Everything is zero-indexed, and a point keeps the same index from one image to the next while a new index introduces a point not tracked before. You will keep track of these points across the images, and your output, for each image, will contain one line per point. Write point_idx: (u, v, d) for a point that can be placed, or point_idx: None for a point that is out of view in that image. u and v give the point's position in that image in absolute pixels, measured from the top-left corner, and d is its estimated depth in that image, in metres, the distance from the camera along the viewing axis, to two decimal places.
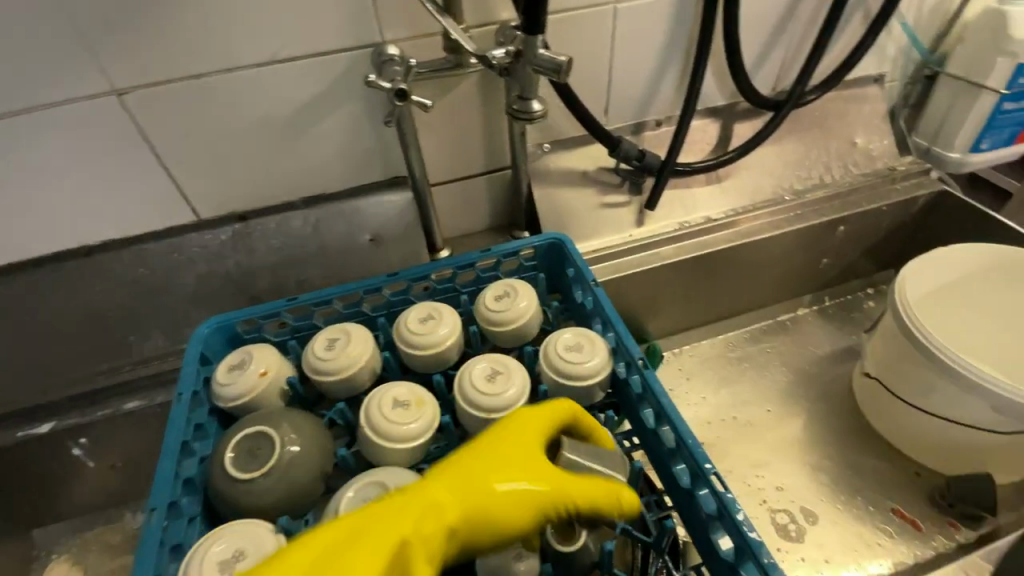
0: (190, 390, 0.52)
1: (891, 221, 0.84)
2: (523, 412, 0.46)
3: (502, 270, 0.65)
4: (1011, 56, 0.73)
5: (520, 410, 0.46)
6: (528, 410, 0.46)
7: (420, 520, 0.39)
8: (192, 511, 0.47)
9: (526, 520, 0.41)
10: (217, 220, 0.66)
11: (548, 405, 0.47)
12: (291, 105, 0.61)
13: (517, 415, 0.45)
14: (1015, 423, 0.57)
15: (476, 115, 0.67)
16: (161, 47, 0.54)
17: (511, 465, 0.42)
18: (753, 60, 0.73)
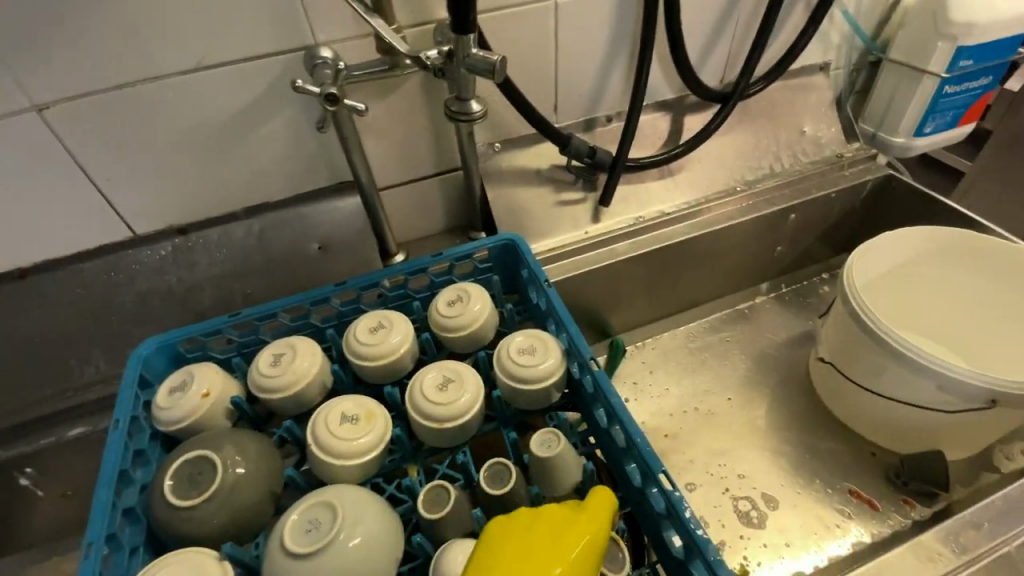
0: (127, 415, 0.50)
1: (841, 207, 0.86)
2: (584, 520, 0.40)
3: (456, 274, 0.64)
4: (950, 40, 0.74)
5: (581, 518, 0.40)
6: (589, 516, 0.40)
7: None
8: (134, 543, 0.45)
9: None
10: (155, 236, 0.64)
11: (605, 503, 0.41)
12: (224, 112, 0.58)
13: (582, 527, 0.39)
14: (960, 402, 0.59)
15: (421, 117, 0.65)
16: (81, 57, 0.51)
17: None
18: (699, 52, 0.73)
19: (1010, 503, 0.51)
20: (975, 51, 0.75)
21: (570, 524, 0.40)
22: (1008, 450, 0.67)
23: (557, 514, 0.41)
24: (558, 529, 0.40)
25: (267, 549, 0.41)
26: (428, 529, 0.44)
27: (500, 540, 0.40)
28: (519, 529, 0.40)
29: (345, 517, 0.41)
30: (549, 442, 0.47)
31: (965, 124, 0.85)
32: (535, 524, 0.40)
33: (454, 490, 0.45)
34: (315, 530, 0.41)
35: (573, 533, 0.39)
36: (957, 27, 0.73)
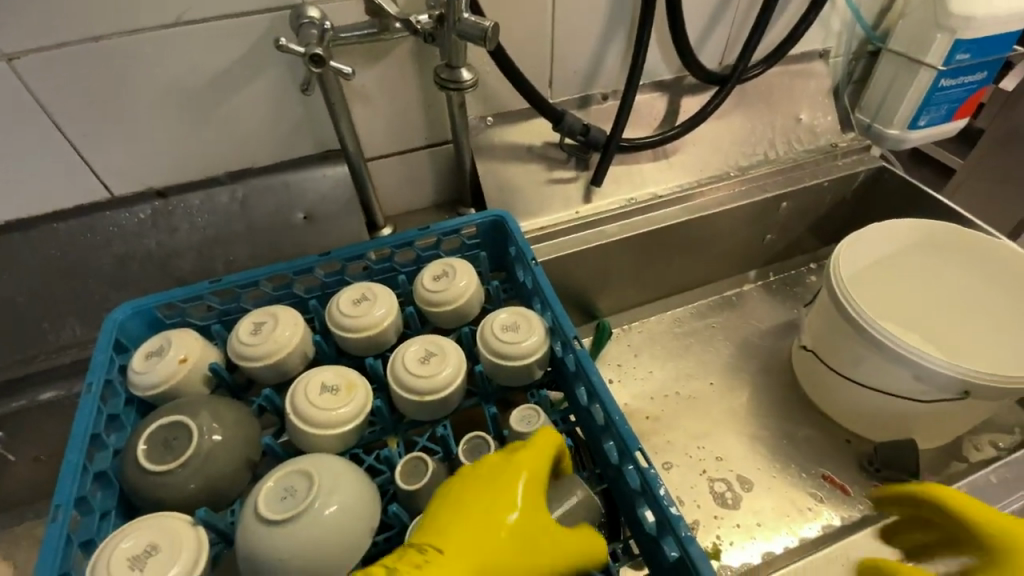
0: (100, 379, 0.49)
1: (833, 197, 0.86)
2: (520, 458, 0.42)
3: (443, 249, 0.63)
4: (948, 32, 0.74)
5: (521, 455, 0.42)
6: (524, 454, 0.42)
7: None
8: (107, 506, 0.44)
9: None
10: (135, 197, 0.62)
11: (543, 439, 0.44)
12: (206, 71, 0.56)
13: (520, 463, 0.42)
14: (935, 392, 0.60)
15: (412, 86, 0.64)
16: (50, 5, 0.49)
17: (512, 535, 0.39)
18: (700, 31, 0.71)
19: (976, 489, 0.53)
20: (973, 45, 0.74)
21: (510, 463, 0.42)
22: (976, 440, 0.69)
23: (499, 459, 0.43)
24: (495, 470, 0.42)
25: (242, 515, 0.41)
26: (404, 500, 0.45)
27: (444, 489, 0.42)
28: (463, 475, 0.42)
29: (321, 486, 0.41)
30: (529, 418, 0.48)
31: (959, 119, 0.85)
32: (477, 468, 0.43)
33: (432, 463, 0.45)
34: (290, 498, 0.40)
35: (509, 472, 0.41)
36: (958, 19, 0.72)
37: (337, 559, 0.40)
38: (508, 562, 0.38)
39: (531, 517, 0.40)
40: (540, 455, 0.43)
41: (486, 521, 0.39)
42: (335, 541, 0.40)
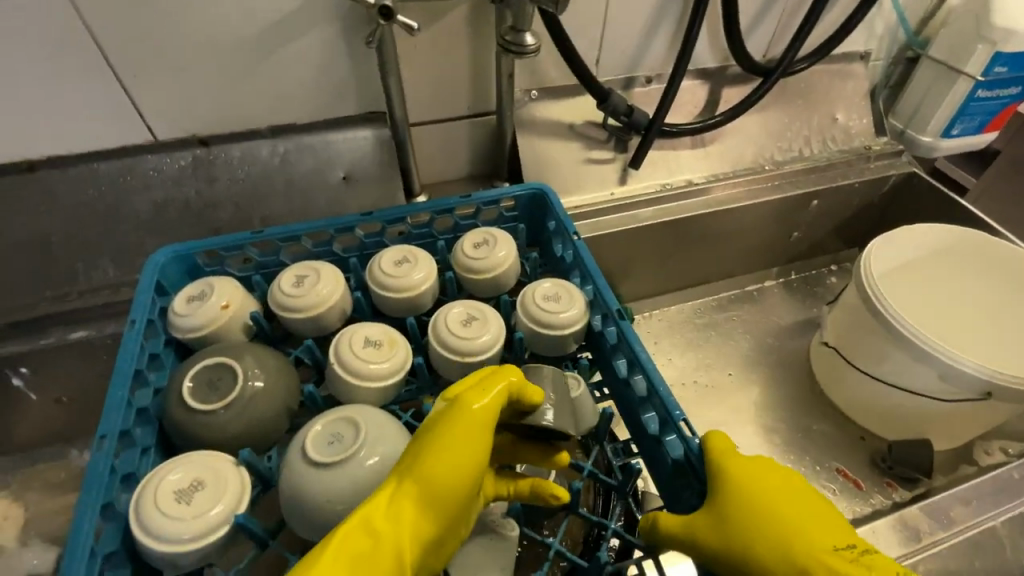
0: (143, 318, 0.49)
1: (862, 199, 0.87)
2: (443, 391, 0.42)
3: (481, 220, 0.63)
4: (988, 44, 0.74)
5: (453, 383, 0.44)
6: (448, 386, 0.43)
7: (373, 511, 0.35)
8: (147, 443, 0.44)
9: (458, 448, 0.37)
10: (177, 144, 0.62)
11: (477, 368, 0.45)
12: (261, 18, 0.56)
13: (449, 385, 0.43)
14: (958, 392, 0.60)
15: (463, 52, 0.64)
16: None
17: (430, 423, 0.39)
18: (749, 21, 0.71)
19: (995, 485, 0.54)
20: (1012, 59, 0.75)
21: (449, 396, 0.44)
22: (987, 446, 0.70)
23: None
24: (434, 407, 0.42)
25: (288, 457, 0.41)
26: None
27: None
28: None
29: (367, 435, 0.42)
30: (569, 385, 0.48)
31: (989, 132, 0.85)
32: None
33: None
34: (337, 443, 0.41)
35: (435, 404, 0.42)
36: (999, 30, 0.72)
37: None
38: (431, 457, 0.37)
39: (439, 417, 0.39)
40: (469, 377, 0.43)
41: (414, 442, 0.39)
42: None
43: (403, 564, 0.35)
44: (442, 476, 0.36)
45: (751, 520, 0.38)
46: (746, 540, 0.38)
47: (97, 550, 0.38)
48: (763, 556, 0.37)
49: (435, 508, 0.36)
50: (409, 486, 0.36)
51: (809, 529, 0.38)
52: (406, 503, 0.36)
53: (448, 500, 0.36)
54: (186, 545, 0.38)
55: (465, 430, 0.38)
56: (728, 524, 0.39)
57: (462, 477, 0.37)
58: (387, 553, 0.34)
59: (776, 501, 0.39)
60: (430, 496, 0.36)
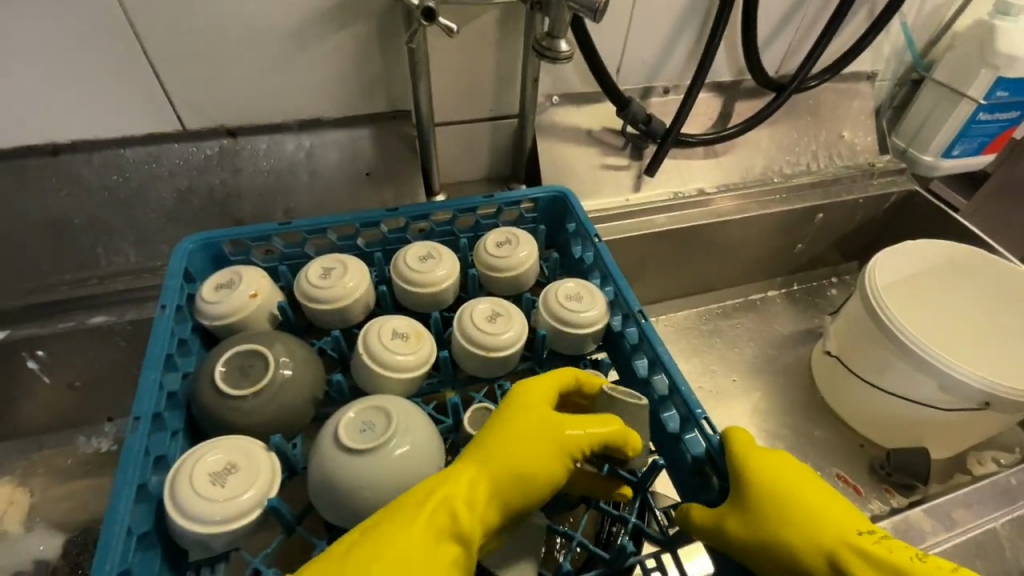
0: (173, 304, 0.50)
1: (864, 214, 0.89)
2: (527, 386, 0.45)
3: (501, 219, 0.65)
4: (991, 68, 0.77)
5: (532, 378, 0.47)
6: (531, 382, 0.45)
7: (456, 493, 0.38)
8: (175, 426, 0.45)
9: (547, 461, 0.41)
10: (203, 133, 0.62)
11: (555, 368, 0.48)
12: (297, 13, 0.57)
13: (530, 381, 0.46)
14: (957, 402, 0.63)
15: (490, 56, 0.65)
16: None
17: (520, 424, 0.42)
18: (765, 37, 0.74)
19: (993, 491, 0.56)
20: (1013, 83, 0.78)
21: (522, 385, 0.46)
22: (980, 455, 0.73)
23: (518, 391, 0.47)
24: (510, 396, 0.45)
25: (320, 440, 0.42)
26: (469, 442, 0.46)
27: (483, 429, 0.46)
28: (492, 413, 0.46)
29: (397, 425, 0.42)
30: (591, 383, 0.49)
31: (988, 154, 0.88)
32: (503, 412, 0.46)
33: None
34: (370, 431, 0.42)
35: (518, 397, 0.44)
36: (1003, 56, 0.75)
37: None
38: (520, 462, 0.40)
39: (532, 425, 0.42)
40: (551, 382, 0.46)
41: (495, 434, 0.42)
42: (408, 478, 0.41)
43: (469, 548, 0.38)
44: (523, 483, 0.40)
45: (780, 513, 0.41)
46: (776, 531, 0.41)
47: (132, 529, 0.38)
48: (794, 545, 0.40)
49: (505, 506, 0.40)
50: (491, 482, 0.40)
51: (829, 516, 0.41)
52: (483, 493, 0.39)
53: (518, 502, 0.41)
54: (219, 527, 0.38)
55: (555, 448, 0.41)
56: (760, 521, 0.41)
57: (540, 488, 0.41)
58: (461, 534, 0.38)
59: (797, 492, 0.42)
60: (505, 495, 0.40)
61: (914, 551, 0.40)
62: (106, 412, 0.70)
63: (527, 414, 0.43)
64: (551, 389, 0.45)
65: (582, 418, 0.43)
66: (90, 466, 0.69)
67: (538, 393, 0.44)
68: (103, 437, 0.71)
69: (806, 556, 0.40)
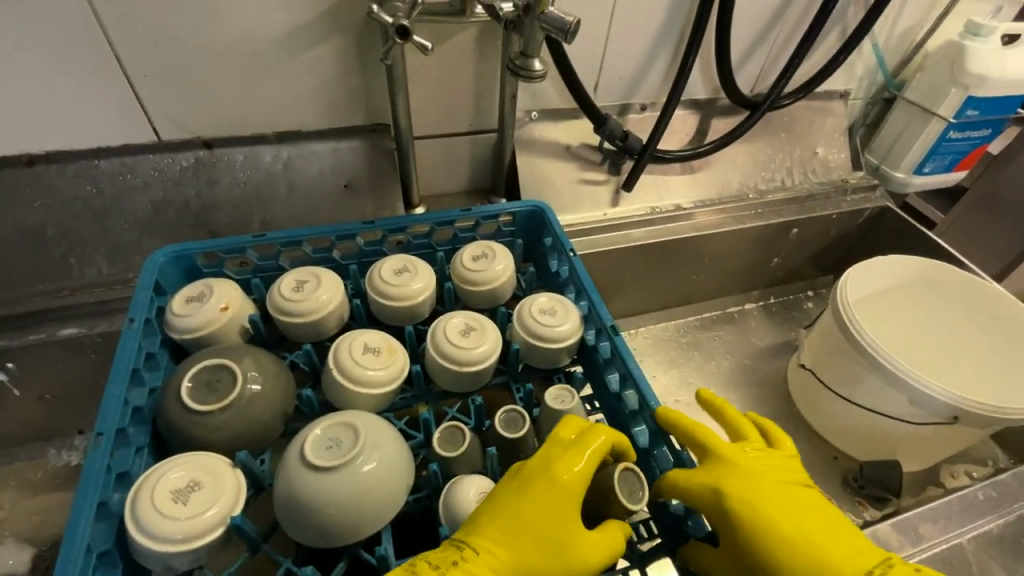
0: (142, 317, 0.49)
1: (839, 229, 0.91)
2: (563, 460, 0.41)
3: (479, 233, 0.65)
4: (961, 88, 0.79)
5: (564, 461, 0.41)
6: (567, 456, 0.41)
7: None
8: (140, 442, 0.44)
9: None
10: (180, 145, 0.62)
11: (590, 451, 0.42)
12: (276, 28, 0.57)
13: (563, 469, 0.40)
14: (927, 416, 0.64)
15: (469, 72, 0.66)
16: None
17: (546, 540, 0.39)
18: (740, 56, 0.75)
19: (963, 504, 0.57)
20: (982, 103, 0.80)
21: (553, 467, 0.41)
22: (953, 468, 0.74)
23: (540, 461, 0.41)
24: (540, 466, 0.41)
25: (286, 458, 0.42)
26: (442, 460, 0.45)
27: (494, 489, 0.42)
28: (512, 474, 0.42)
29: (365, 441, 0.42)
30: (562, 397, 0.49)
31: (958, 171, 0.91)
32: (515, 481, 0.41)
33: (469, 433, 0.46)
34: (336, 447, 0.41)
35: (552, 474, 0.40)
36: (972, 76, 0.77)
37: (374, 513, 0.41)
38: None
39: (558, 538, 0.39)
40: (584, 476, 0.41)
41: (518, 547, 0.38)
42: (375, 496, 0.41)
43: None
44: None
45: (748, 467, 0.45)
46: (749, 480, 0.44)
47: (92, 547, 0.38)
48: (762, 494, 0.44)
49: None
50: None
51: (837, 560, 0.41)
52: None
53: None
54: (181, 545, 0.38)
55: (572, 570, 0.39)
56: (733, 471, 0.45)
57: None
58: None
59: (799, 530, 0.42)
60: None
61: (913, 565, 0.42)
62: (77, 425, 0.69)
63: (555, 526, 0.39)
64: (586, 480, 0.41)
65: (609, 539, 0.40)
66: (60, 480, 0.68)
67: (570, 499, 0.40)
68: (74, 450, 0.70)
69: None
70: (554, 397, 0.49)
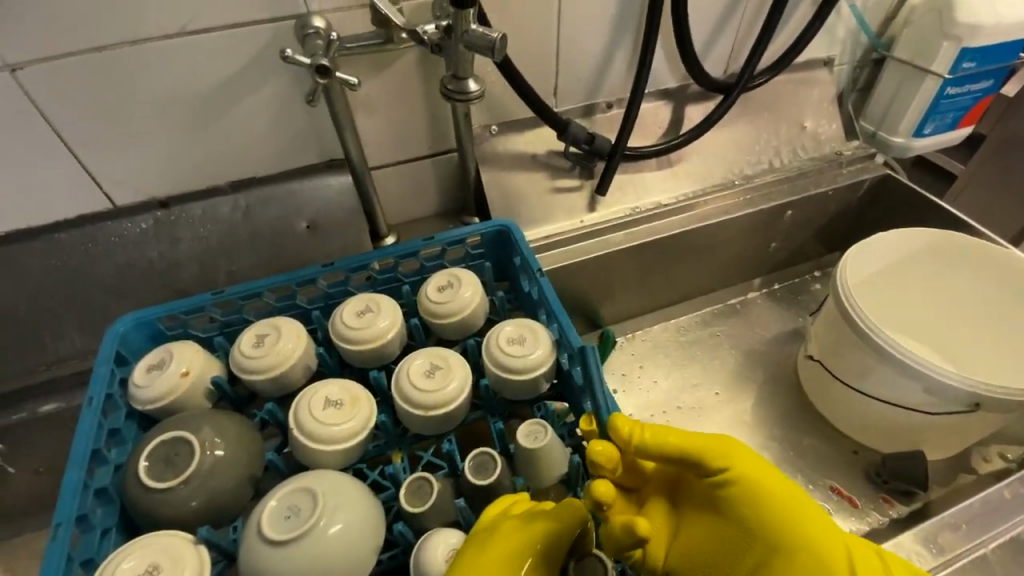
0: (101, 394, 0.48)
1: (837, 205, 0.86)
2: (538, 529, 0.37)
3: (447, 259, 0.63)
4: (954, 40, 0.72)
5: (536, 528, 0.37)
6: (546, 524, 0.37)
7: None
8: (107, 524, 0.44)
9: None
10: (136, 207, 0.61)
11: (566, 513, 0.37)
12: (209, 79, 0.56)
13: (536, 536, 0.37)
14: (945, 404, 0.59)
15: (418, 93, 0.63)
16: (42, 19, 0.48)
17: None
18: (704, 40, 0.71)
19: (989, 505, 0.52)
20: (978, 53, 0.73)
21: (525, 535, 0.37)
22: (986, 452, 0.69)
23: (514, 528, 0.38)
24: (511, 539, 0.37)
25: (245, 533, 0.40)
26: (409, 517, 0.42)
27: (461, 550, 0.39)
28: (478, 538, 0.38)
29: (325, 503, 0.40)
30: (536, 434, 0.45)
31: (964, 127, 0.84)
32: (486, 550, 0.37)
33: (437, 482, 0.43)
34: (294, 517, 0.40)
35: (527, 542, 0.37)
36: (964, 26, 0.71)
37: None
38: None
39: None
40: (555, 540, 0.37)
41: None
42: (334, 563, 0.39)
43: None
44: None
45: (751, 536, 0.37)
46: (763, 529, 0.37)
47: None
48: (770, 528, 0.37)
49: None
50: None
51: (800, 494, 0.38)
52: None
53: None
54: None
55: None
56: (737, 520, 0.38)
57: None
58: None
59: (797, 527, 0.37)
60: None
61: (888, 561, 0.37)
62: None
63: None
64: (565, 544, 0.38)
65: None
66: None
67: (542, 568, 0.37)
68: None
69: (729, 508, 0.38)
70: (527, 433, 0.46)
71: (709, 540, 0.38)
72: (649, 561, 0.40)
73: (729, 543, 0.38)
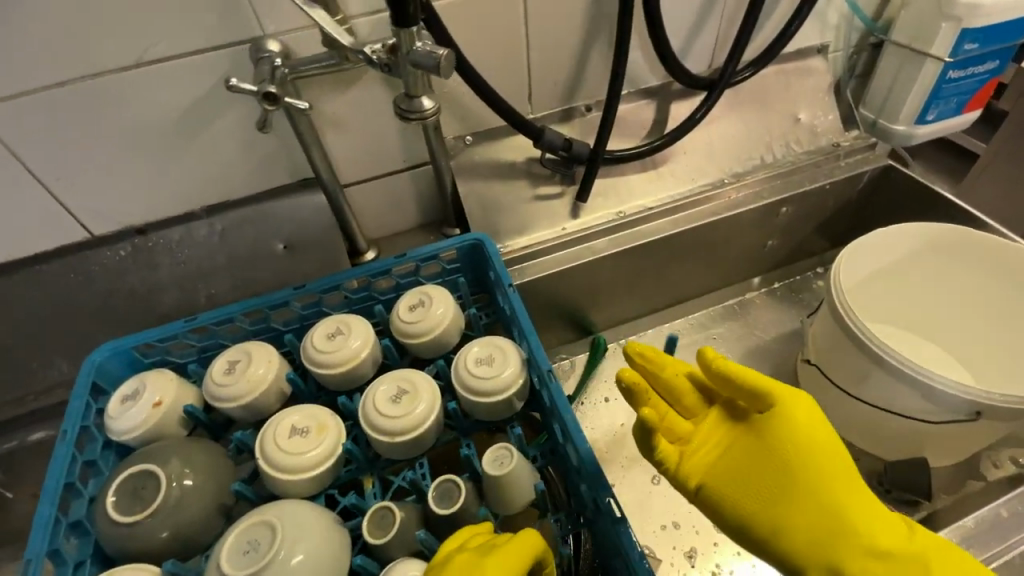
0: (76, 427, 0.49)
1: (837, 199, 0.82)
2: (488, 562, 0.36)
3: (422, 275, 0.62)
4: (953, 21, 0.68)
5: (486, 561, 0.37)
6: (496, 557, 0.37)
7: None
8: (81, 557, 0.45)
9: None
10: (114, 236, 0.62)
11: (519, 543, 0.38)
12: (173, 108, 0.56)
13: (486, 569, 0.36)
14: (945, 413, 0.56)
15: (387, 108, 0.62)
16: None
17: None
18: (683, 36, 0.68)
19: None
20: (981, 34, 0.69)
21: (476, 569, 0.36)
22: (996, 456, 0.65)
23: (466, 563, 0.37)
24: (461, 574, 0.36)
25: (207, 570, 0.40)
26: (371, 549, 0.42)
27: None
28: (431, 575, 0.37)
29: (284, 536, 0.40)
30: (501, 460, 0.44)
31: (971, 111, 0.79)
32: None
33: (401, 512, 0.43)
34: (253, 552, 0.40)
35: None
36: (963, 6, 0.67)
37: None
38: None
39: None
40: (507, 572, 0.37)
41: None
42: None
43: None
44: None
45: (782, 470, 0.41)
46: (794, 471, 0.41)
47: None
48: (802, 472, 0.41)
49: None
50: None
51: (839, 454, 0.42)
52: None
53: None
54: None
55: None
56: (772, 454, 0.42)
57: None
58: None
59: (823, 481, 0.41)
60: None
61: (911, 531, 0.41)
62: None
63: None
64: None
65: None
66: None
67: None
68: None
69: (772, 436, 0.42)
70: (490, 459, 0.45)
71: (745, 463, 0.42)
72: (682, 471, 0.43)
73: (759, 472, 0.41)
